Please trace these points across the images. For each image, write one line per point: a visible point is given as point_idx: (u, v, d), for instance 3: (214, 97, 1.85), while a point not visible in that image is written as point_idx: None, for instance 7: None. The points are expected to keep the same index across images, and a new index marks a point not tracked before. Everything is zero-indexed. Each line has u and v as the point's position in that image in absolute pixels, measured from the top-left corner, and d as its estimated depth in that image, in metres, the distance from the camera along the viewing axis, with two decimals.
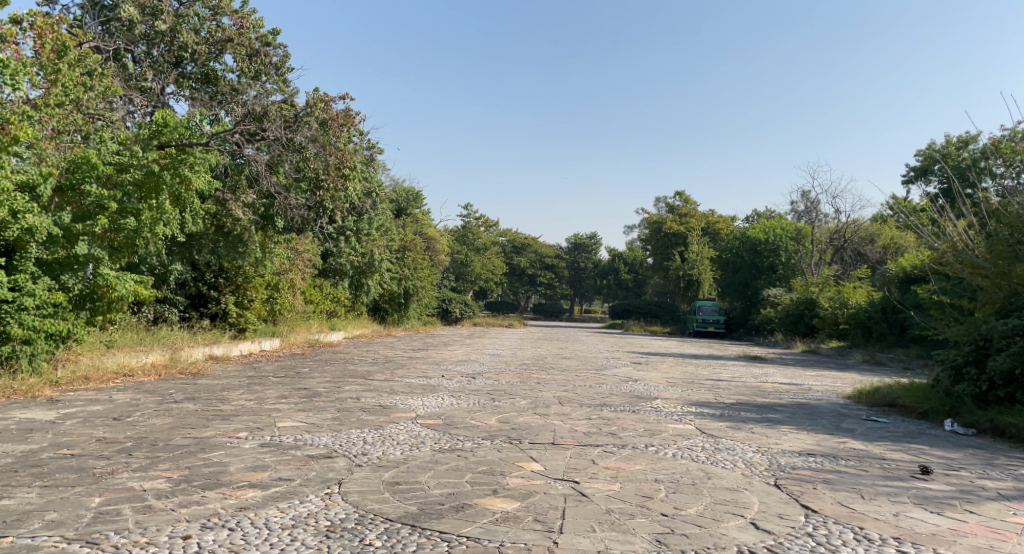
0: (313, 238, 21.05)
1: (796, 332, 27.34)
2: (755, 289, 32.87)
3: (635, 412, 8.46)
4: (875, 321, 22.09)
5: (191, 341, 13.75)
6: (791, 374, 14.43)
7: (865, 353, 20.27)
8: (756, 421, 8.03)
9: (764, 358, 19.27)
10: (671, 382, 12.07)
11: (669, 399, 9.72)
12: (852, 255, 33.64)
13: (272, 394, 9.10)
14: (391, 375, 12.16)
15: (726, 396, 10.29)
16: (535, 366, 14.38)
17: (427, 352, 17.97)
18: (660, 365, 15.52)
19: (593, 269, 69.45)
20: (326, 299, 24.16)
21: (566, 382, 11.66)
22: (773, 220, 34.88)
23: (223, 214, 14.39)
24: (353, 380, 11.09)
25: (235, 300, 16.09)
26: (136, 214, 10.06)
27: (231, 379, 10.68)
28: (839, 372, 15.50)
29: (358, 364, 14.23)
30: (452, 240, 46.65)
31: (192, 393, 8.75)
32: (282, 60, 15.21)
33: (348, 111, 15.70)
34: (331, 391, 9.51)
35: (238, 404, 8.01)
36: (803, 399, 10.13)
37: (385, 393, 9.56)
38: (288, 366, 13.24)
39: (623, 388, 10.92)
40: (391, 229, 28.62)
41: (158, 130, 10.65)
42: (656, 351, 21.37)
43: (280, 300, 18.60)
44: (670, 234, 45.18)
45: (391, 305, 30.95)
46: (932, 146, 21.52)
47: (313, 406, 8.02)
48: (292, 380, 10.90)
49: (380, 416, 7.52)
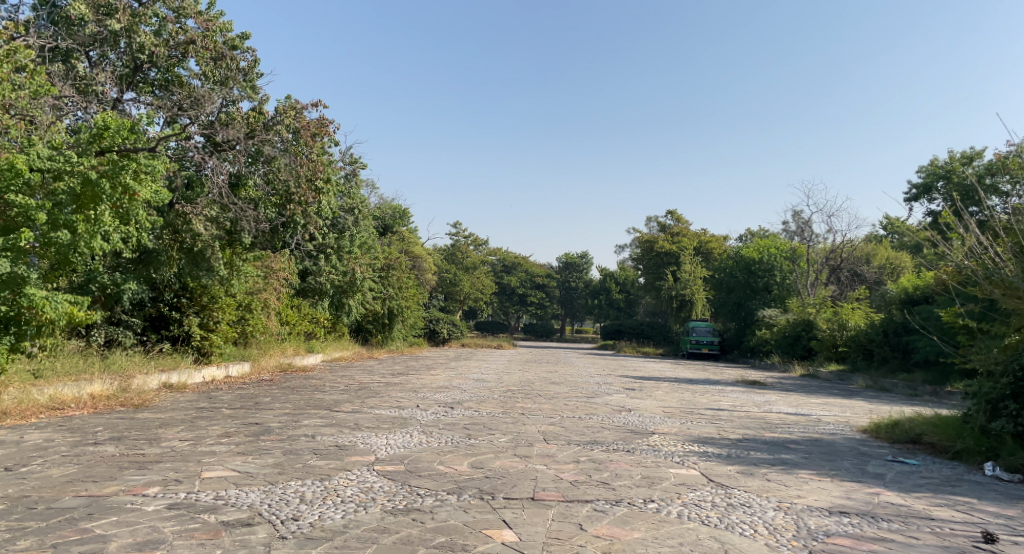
0: (288, 256, 19.94)
1: (793, 354, 26.35)
2: (749, 310, 31.88)
3: (631, 452, 7.36)
4: (876, 344, 20.76)
5: (145, 367, 12.60)
6: (797, 403, 13.32)
7: (868, 378, 19.21)
8: (770, 463, 6.95)
9: (764, 384, 18.19)
10: (668, 413, 10.95)
11: (669, 436, 8.62)
12: (849, 275, 32.65)
13: (216, 431, 7.95)
14: (360, 405, 11.01)
15: (732, 431, 9.20)
16: (521, 394, 13.24)
17: (407, 377, 16.74)
18: (655, 393, 14.40)
19: (584, 289, 68.48)
20: (304, 320, 22.98)
21: (553, 414, 10.54)
22: (768, 239, 33.91)
23: (184, 228, 13.39)
24: (315, 412, 9.93)
25: (199, 321, 14.96)
26: (71, 227, 9.00)
27: (177, 412, 9.52)
28: (846, 400, 14.40)
29: (328, 392, 13.00)
30: (440, 259, 45.49)
31: (120, 432, 7.59)
32: (251, 65, 14.25)
33: (323, 119, 14.83)
34: (284, 427, 8.35)
35: (167, 445, 6.86)
36: (816, 435, 9.05)
37: (347, 429, 8.41)
38: (249, 394, 12.10)
39: (616, 421, 9.81)
40: (374, 246, 27.48)
41: (99, 134, 9.49)
42: (650, 376, 20.25)
43: (252, 321, 17.46)
44: (661, 253, 44.21)
45: (375, 325, 29.76)
46: (934, 162, 20.60)
47: (256, 448, 6.87)
48: (247, 412, 9.74)
49: (331, 460, 6.39)
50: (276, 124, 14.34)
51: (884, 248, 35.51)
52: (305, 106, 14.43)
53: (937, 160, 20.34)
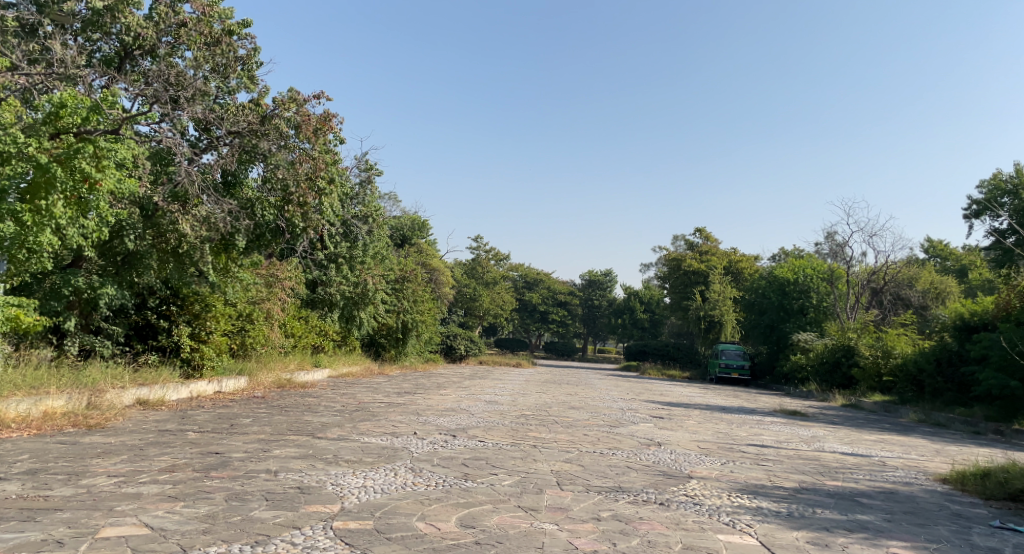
0: (295, 265, 18.85)
1: (832, 383, 24.52)
2: (782, 333, 29.99)
3: (665, 506, 5.85)
4: (928, 374, 18.73)
5: (120, 380, 11.37)
6: (851, 440, 11.62)
7: (920, 412, 17.41)
8: (847, 529, 5.38)
9: (806, 415, 16.45)
10: (705, 450, 9.39)
11: (710, 482, 7.07)
12: (891, 299, 30.66)
13: (161, 462, 6.60)
14: (350, 431, 9.64)
15: (785, 477, 7.64)
16: (536, 420, 11.78)
17: (412, 397, 15.23)
18: (687, 423, 12.83)
19: (607, 307, 66.87)
20: (311, 333, 21.77)
21: (571, 447, 9.06)
22: (803, 258, 32.13)
23: (168, 228, 12.10)
24: (293, 439, 8.56)
25: (190, 331, 13.74)
26: (15, 216, 7.94)
27: (134, 436, 8.24)
28: (904, 438, 12.71)
29: (318, 413, 11.60)
30: (458, 273, 44.25)
31: (43, 464, 6.29)
32: (251, 53, 13.07)
33: (326, 114, 13.60)
34: (248, 460, 6.97)
35: (86, 484, 5.52)
36: (889, 485, 7.46)
37: (321, 464, 6.99)
38: (230, 415, 10.76)
39: (644, 460, 8.28)
40: (389, 258, 26.23)
41: (56, 114, 8.42)
42: (680, 401, 18.57)
43: (253, 332, 16.23)
44: (688, 272, 42.46)
45: (389, 340, 28.43)
46: (996, 175, 18.70)
47: (195, 490, 5.50)
48: (214, 438, 8.38)
49: (281, 512, 4.98)
50: (276, 117, 13.12)
51: (928, 270, 33.20)
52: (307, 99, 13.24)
53: (999, 175, 18.53)
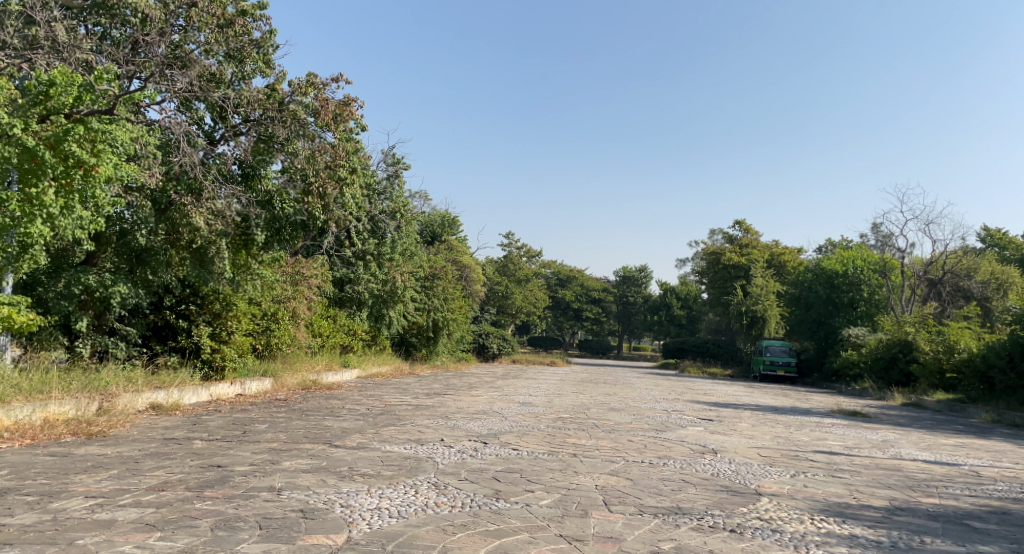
0: (320, 261, 18.12)
1: (888, 380, 23.05)
2: (830, 328, 28.44)
3: (739, 535, 4.87)
4: (999, 371, 17.19)
5: (133, 384, 10.69)
6: (928, 445, 10.40)
7: (994, 413, 15.97)
8: None
9: (868, 416, 15.13)
10: (769, 459, 8.33)
11: (785, 502, 6.05)
12: (950, 291, 28.87)
13: (153, 479, 5.79)
14: (372, 438, 8.76)
15: (871, 494, 6.58)
16: (576, 423, 10.80)
17: (442, 399, 14.29)
18: (741, 426, 11.73)
19: (642, 304, 65.36)
20: (339, 332, 21.00)
21: (616, 456, 8.06)
22: (851, 249, 30.49)
23: (182, 223, 11.31)
24: (307, 449, 7.71)
25: (210, 331, 13.01)
26: (5, 206, 7.35)
27: (134, 446, 7.46)
28: (986, 442, 11.43)
29: (341, 418, 10.75)
30: (489, 271, 43.31)
31: (16, 483, 5.50)
32: (267, 35, 12.30)
33: (345, 99, 12.81)
34: (251, 474, 6.12)
35: (55, 509, 4.71)
36: (998, 505, 6.37)
37: (333, 479, 6.12)
38: (245, 420, 9.97)
39: (701, 473, 7.26)
40: (417, 255, 25.43)
41: (44, 92, 7.69)
42: (727, 402, 17.39)
43: (278, 332, 15.58)
44: (728, 266, 40.95)
45: (419, 339, 27.62)
46: None
47: (180, 517, 4.66)
48: (221, 448, 7.56)
49: (275, 547, 4.15)
50: (293, 104, 12.40)
51: (989, 260, 31.12)
52: (326, 83, 12.44)
53: None
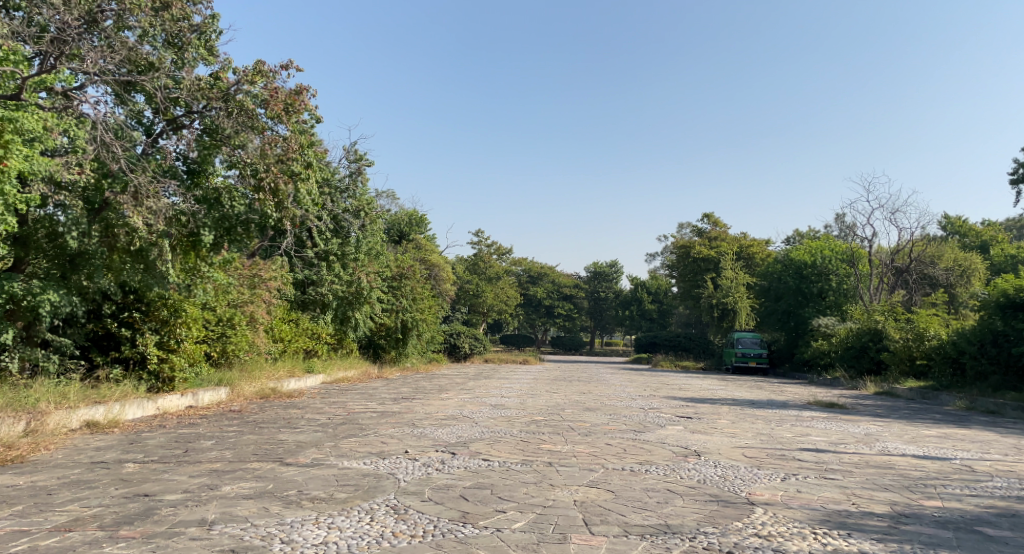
0: (279, 262, 17.22)
1: (859, 369, 22.91)
2: (801, 319, 28.28)
3: None
4: (971, 357, 16.92)
5: (66, 401, 9.75)
6: (913, 438, 9.98)
7: (967, 399, 15.73)
8: None
9: (846, 408, 14.77)
10: (756, 461, 7.78)
11: (782, 512, 5.48)
12: (917, 278, 28.99)
13: (64, 515, 5.01)
14: (328, 453, 8.00)
15: (871, 498, 6.05)
16: (549, 427, 10.15)
17: (409, 404, 13.56)
18: (722, 424, 11.20)
19: (614, 299, 65.09)
20: (303, 337, 20.03)
21: (595, 463, 7.43)
22: (818, 239, 30.45)
23: (118, 224, 10.42)
24: (253, 468, 6.93)
25: (157, 339, 12.10)
26: None
27: (53, 474, 6.60)
28: (968, 432, 11.08)
29: (297, 430, 9.96)
30: (460, 270, 42.56)
31: None
32: (209, 20, 11.44)
33: (297, 89, 12.00)
34: (181, 505, 5.35)
35: None
36: (1005, 506, 5.88)
37: (277, 506, 5.39)
38: (189, 436, 9.12)
39: (688, 480, 6.66)
40: (383, 255, 24.59)
41: None
42: (703, 397, 16.92)
43: (235, 338, 14.44)
44: (698, 260, 40.83)
45: (388, 340, 26.78)
46: None
47: None
48: (154, 472, 6.75)
49: None
50: (239, 94, 11.57)
51: (952, 247, 31.36)
52: (274, 71, 11.61)
53: None
